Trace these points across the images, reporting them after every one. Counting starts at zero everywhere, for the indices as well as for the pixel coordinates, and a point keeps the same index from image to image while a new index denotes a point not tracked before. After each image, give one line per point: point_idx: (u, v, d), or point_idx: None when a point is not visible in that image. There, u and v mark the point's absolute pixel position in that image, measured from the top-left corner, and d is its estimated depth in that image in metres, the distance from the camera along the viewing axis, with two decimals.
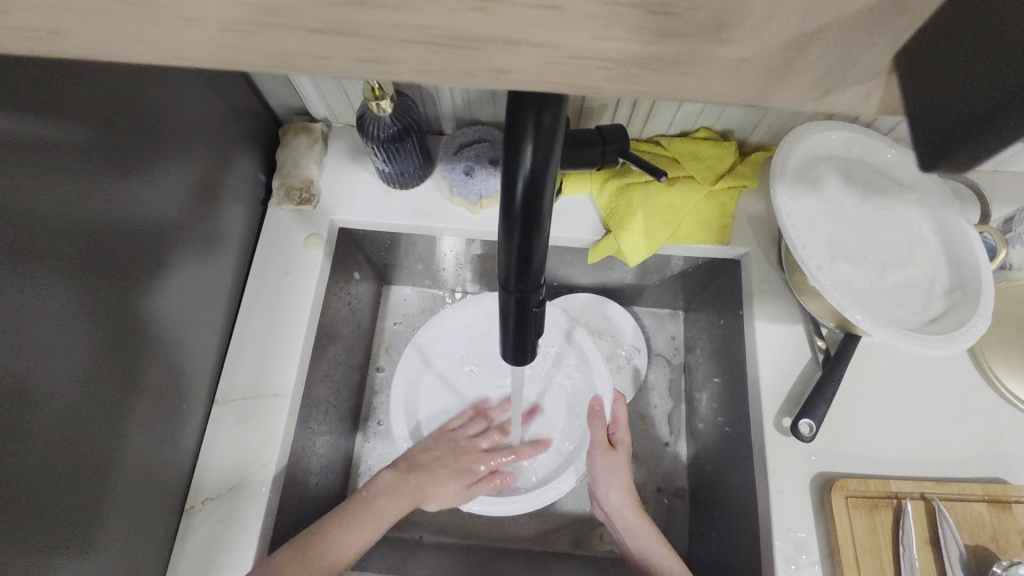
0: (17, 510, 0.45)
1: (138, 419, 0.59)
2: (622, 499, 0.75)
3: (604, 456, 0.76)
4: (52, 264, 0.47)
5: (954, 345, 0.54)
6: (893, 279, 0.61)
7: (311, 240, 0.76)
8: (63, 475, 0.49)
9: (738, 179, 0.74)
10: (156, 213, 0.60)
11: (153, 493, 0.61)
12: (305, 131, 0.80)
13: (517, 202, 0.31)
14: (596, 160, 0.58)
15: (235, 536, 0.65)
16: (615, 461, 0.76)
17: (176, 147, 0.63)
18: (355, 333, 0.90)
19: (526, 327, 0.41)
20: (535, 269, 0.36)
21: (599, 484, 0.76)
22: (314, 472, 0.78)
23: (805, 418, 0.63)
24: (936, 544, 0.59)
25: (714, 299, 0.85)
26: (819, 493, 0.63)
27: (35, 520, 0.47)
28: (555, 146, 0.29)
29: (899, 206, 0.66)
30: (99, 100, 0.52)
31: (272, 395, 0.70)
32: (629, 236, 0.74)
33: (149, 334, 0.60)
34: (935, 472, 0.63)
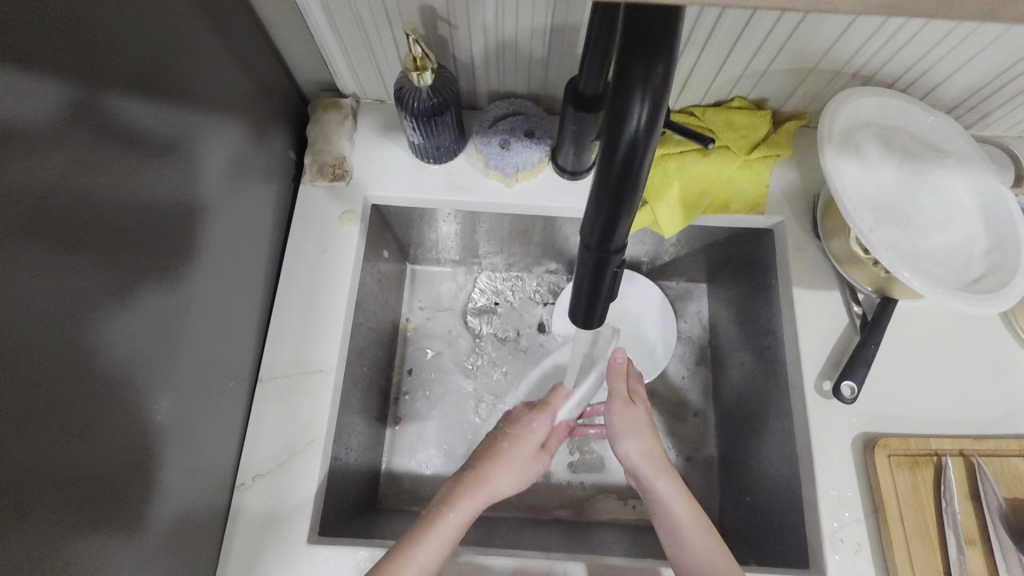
0: (71, 496, 0.44)
1: (180, 400, 0.58)
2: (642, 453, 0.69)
3: (623, 409, 0.73)
4: (98, 236, 0.46)
5: (1000, 303, 0.56)
6: (937, 243, 0.62)
7: (346, 216, 0.76)
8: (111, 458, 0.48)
9: (772, 148, 0.75)
10: (189, 192, 0.59)
11: (203, 467, 0.62)
12: (335, 107, 0.79)
13: (618, 158, 0.33)
14: None
15: (287, 510, 0.65)
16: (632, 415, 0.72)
17: (208, 120, 0.63)
18: (384, 311, 0.90)
19: (600, 291, 0.41)
20: (622, 228, 0.37)
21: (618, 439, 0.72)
22: (353, 449, 0.79)
23: (846, 380, 0.65)
24: (976, 498, 0.61)
25: (743, 269, 0.86)
26: (860, 452, 0.65)
27: (88, 504, 0.46)
28: (660, 105, 0.31)
29: (936, 170, 0.67)
30: (139, 67, 0.51)
31: (318, 371, 0.70)
32: (664, 206, 0.75)
33: (190, 309, 0.59)
34: (972, 429, 0.65)
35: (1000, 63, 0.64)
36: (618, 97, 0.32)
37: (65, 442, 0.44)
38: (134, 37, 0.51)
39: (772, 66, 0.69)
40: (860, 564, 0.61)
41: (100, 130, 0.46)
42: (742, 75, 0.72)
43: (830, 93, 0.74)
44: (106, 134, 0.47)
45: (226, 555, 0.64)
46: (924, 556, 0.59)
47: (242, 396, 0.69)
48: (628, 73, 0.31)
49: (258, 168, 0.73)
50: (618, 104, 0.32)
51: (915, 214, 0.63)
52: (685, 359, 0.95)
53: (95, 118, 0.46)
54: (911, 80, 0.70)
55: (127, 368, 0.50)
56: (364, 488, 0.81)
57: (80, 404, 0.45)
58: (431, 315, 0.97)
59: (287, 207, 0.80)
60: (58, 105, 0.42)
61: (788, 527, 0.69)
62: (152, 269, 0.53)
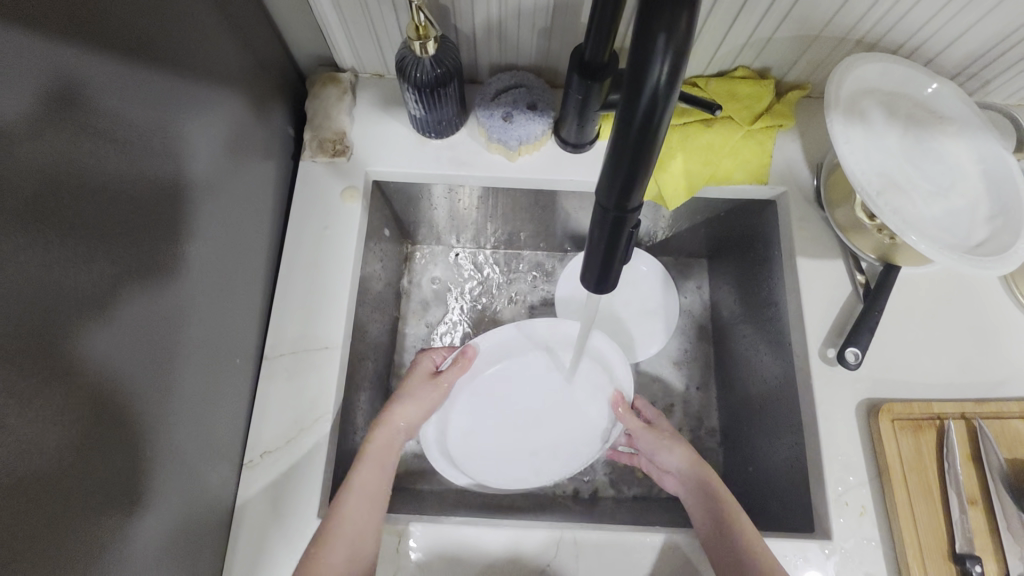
0: (78, 473, 0.44)
1: (184, 378, 0.57)
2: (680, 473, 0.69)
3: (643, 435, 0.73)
4: (94, 209, 0.45)
5: (1005, 265, 0.57)
6: (941, 208, 0.62)
7: (348, 193, 0.76)
8: (115, 436, 0.48)
9: (775, 118, 0.74)
10: (187, 167, 0.58)
11: (210, 445, 0.61)
12: (334, 82, 0.78)
13: (638, 113, 0.32)
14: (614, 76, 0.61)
15: (297, 486, 0.65)
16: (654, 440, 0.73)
17: (206, 93, 0.61)
18: (386, 291, 0.89)
19: (613, 253, 0.41)
20: (638, 187, 0.36)
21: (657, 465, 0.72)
22: (359, 427, 0.79)
23: (851, 346, 0.66)
24: (977, 460, 0.62)
25: (744, 242, 0.86)
26: (864, 418, 0.66)
27: (95, 482, 0.46)
28: (683, 58, 0.31)
29: (940, 137, 0.67)
30: (135, 35, 0.50)
31: (324, 348, 0.70)
32: (669, 179, 0.75)
33: (192, 286, 0.59)
34: (973, 392, 0.66)
35: (1003, 28, 0.64)
36: (640, 50, 0.31)
37: (69, 421, 0.43)
38: (125, 4, 0.49)
39: (777, 33, 0.69)
40: (864, 526, 0.62)
41: (90, 101, 0.45)
42: (746, 43, 0.71)
43: (833, 62, 0.74)
44: (97, 106, 0.45)
45: (236, 532, 0.64)
46: (928, 517, 0.60)
47: (248, 375, 0.69)
48: (651, 26, 0.31)
49: (257, 144, 0.72)
50: (639, 57, 0.31)
51: (919, 180, 0.63)
52: (687, 333, 0.96)
53: (85, 89, 0.44)
54: (914, 48, 0.70)
55: (128, 346, 0.49)
56: None
57: (81, 381, 0.44)
58: (432, 295, 0.97)
59: (286, 184, 0.79)
60: (52, 71, 0.41)
61: (793, 493, 0.70)
62: (151, 246, 0.52)
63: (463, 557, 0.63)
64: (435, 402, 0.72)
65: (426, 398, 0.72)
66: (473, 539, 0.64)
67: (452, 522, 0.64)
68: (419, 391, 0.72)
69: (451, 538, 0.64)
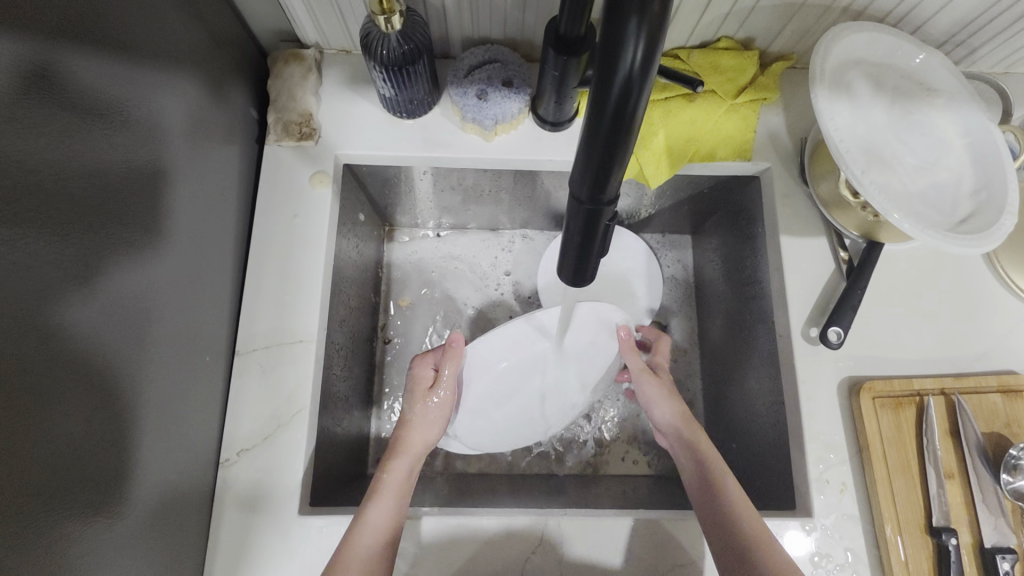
0: (37, 491, 0.42)
1: (152, 379, 0.55)
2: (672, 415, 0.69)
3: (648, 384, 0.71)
4: (33, 208, 0.42)
5: (990, 241, 0.56)
6: (924, 183, 0.61)
7: (317, 178, 0.72)
8: (77, 444, 0.46)
9: (759, 91, 0.72)
10: (141, 155, 0.54)
11: (183, 448, 0.59)
12: (296, 59, 0.74)
13: (611, 100, 0.30)
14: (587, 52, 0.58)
15: (275, 484, 0.64)
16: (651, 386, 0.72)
17: (160, 77, 0.57)
18: (364, 278, 0.87)
19: (591, 244, 0.39)
20: (614, 179, 0.34)
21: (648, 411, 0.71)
22: (339, 419, 0.77)
23: (833, 326, 0.65)
24: (956, 435, 0.63)
25: (729, 218, 0.85)
26: (845, 396, 0.66)
27: (56, 498, 0.44)
28: (658, 39, 0.29)
29: (927, 110, 0.65)
30: (74, 17, 0.46)
31: (299, 341, 0.68)
32: (650, 157, 0.72)
33: (156, 283, 0.56)
34: (953, 367, 0.66)
35: None
36: (611, 31, 0.28)
37: (26, 437, 0.41)
38: None
39: (761, 2, 0.66)
40: (844, 502, 0.63)
41: (23, 92, 0.41)
42: (730, 13, 0.68)
43: (818, 32, 0.71)
44: (31, 96, 0.41)
45: (214, 532, 0.62)
46: (905, 491, 0.61)
47: (219, 372, 0.66)
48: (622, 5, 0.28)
49: (217, 130, 0.68)
50: (610, 39, 0.29)
51: (908, 155, 0.62)
52: (670, 312, 0.96)
53: (17, 79, 0.40)
54: (903, 15, 0.68)
55: (88, 356, 0.47)
56: (351, 456, 0.80)
57: (34, 396, 0.41)
58: (413, 280, 0.95)
59: (251, 170, 0.75)
60: None
61: (774, 470, 0.71)
62: (108, 241, 0.49)
63: (449, 548, 0.63)
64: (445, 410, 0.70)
65: (438, 410, 0.70)
66: (454, 529, 0.63)
67: (447, 514, 0.64)
68: (423, 404, 0.69)
69: (438, 529, 0.63)
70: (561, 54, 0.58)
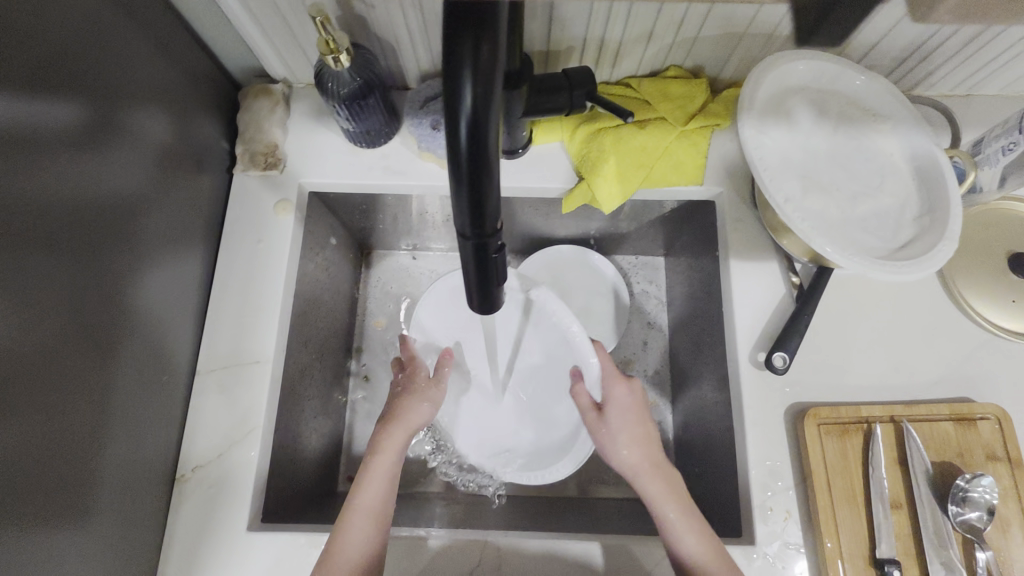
0: (4, 497, 0.45)
1: (116, 395, 0.59)
2: (638, 455, 0.65)
3: (598, 424, 0.69)
4: (7, 236, 0.46)
5: (925, 269, 0.55)
6: (864, 210, 0.61)
7: (280, 206, 0.76)
8: (41, 453, 0.49)
9: (710, 118, 0.73)
10: (112, 185, 0.59)
11: (141, 463, 0.62)
12: (266, 93, 0.77)
13: (462, 147, 0.32)
14: (563, 104, 0.65)
15: (228, 499, 0.66)
16: (614, 422, 0.68)
17: (138, 115, 0.62)
18: (336, 300, 0.90)
19: (488, 275, 0.41)
20: (490, 213, 0.36)
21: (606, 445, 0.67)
22: (304, 436, 0.80)
23: (779, 351, 0.65)
24: (904, 463, 0.61)
25: (692, 240, 0.86)
26: (793, 422, 0.65)
27: (22, 503, 0.47)
28: (494, 86, 0.31)
29: (871, 135, 0.65)
30: (56, 65, 0.51)
31: (254, 362, 0.71)
32: (602, 183, 0.73)
33: (126, 303, 0.60)
34: (905, 395, 0.65)
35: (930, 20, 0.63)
36: (450, 83, 0.30)
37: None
38: (41, 32, 0.50)
39: (702, 32, 0.67)
40: (789, 530, 0.62)
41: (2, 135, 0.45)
42: (674, 42, 0.69)
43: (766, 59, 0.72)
44: (11, 138, 0.46)
45: (169, 545, 0.65)
46: (850, 521, 0.60)
47: (179, 391, 0.69)
48: (455, 61, 0.30)
49: (189, 160, 0.72)
50: (449, 91, 0.31)
51: (847, 180, 0.62)
52: (640, 333, 0.97)
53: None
54: (847, 42, 0.69)
55: (54, 371, 0.51)
56: (317, 472, 0.82)
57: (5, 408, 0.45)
58: (388, 303, 0.98)
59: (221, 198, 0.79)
60: None
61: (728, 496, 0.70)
62: (78, 264, 0.54)
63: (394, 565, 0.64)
64: (435, 397, 0.74)
65: (433, 395, 0.73)
66: (398, 546, 0.65)
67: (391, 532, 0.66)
68: (414, 392, 0.73)
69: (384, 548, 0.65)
70: (530, 103, 0.64)
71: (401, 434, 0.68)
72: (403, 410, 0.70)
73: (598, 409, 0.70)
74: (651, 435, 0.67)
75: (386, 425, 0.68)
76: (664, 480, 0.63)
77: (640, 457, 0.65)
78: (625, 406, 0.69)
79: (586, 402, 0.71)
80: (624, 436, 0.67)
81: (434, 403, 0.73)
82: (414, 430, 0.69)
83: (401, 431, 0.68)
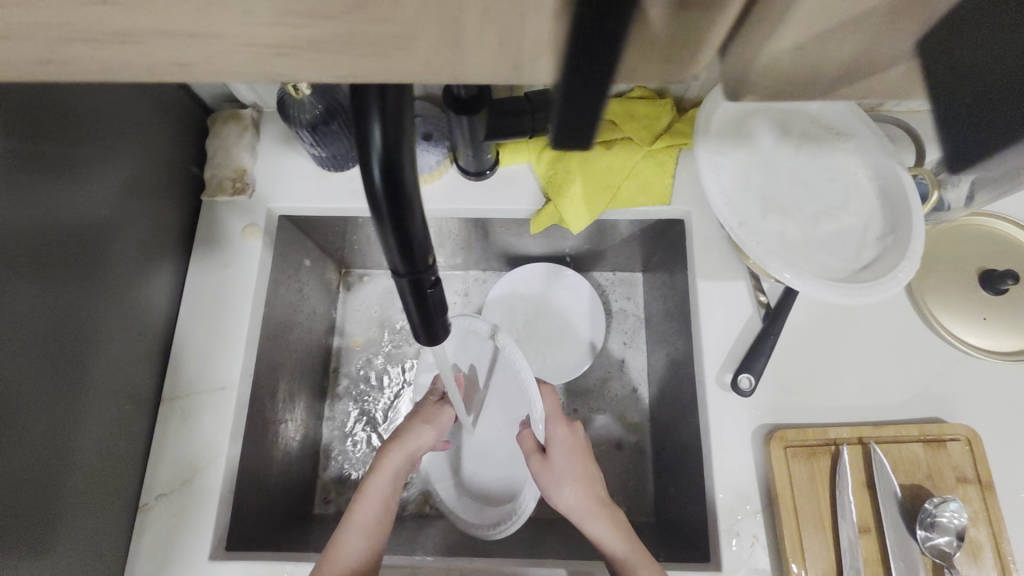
0: None
1: (81, 425, 0.59)
2: (582, 497, 0.63)
3: (542, 466, 0.66)
4: None
5: (883, 291, 0.55)
6: (825, 231, 0.61)
7: (249, 231, 0.76)
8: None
9: (676, 138, 0.73)
10: (75, 215, 0.59)
11: (105, 492, 0.62)
12: (234, 119, 0.78)
13: (378, 187, 0.31)
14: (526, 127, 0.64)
15: (192, 527, 0.66)
16: (556, 466, 0.65)
17: (106, 145, 0.63)
18: (312, 321, 0.90)
19: (428, 309, 0.41)
20: (421, 249, 0.36)
21: (548, 488, 0.65)
22: (276, 460, 0.79)
23: (745, 372, 0.65)
24: (872, 486, 0.60)
25: (666, 258, 0.85)
26: (760, 445, 0.64)
27: None
28: (403, 124, 0.31)
29: (834, 153, 0.64)
30: (12, 99, 0.52)
31: (219, 389, 0.71)
32: (569, 204, 0.73)
33: (90, 333, 0.61)
34: (874, 416, 0.65)
35: None
36: (359, 126, 0.30)
37: None
38: None
39: None
40: (756, 556, 0.61)
41: None
42: None
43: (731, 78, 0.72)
44: None
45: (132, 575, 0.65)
46: (817, 547, 0.59)
47: (145, 418, 0.69)
48: (357, 105, 0.30)
49: (160, 187, 0.72)
50: (360, 133, 0.31)
51: (808, 200, 0.62)
52: (619, 350, 0.96)
53: None
54: None
55: (8, 403, 0.51)
56: (290, 496, 0.82)
57: None
58: (366, 322, 0.98)
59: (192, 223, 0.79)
60: None
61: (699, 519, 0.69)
62: (34, 295, 0.54)
63: None
64: (447, 423, 0.72)
65: (441, 420, 0.71)
66: None
67: None
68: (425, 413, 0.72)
69: None
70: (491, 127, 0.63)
71: (401, 458, 0.66)
72: (405, 434, 0.68)
73: (541, 451, 0.68)
74: (593, 474, 0.65)
75: (386, 445, 0.67)
76: (608, 522, 0.61)
77: (584, 498, 0.63)
78: (565, 448, 0.67)
79: (529, 445, 0.69)
80: (567, 481, 0.64)
81: (443, 426, 0.71)
82: (414, 456, 0.68)
83: (402, 455, 0.67)
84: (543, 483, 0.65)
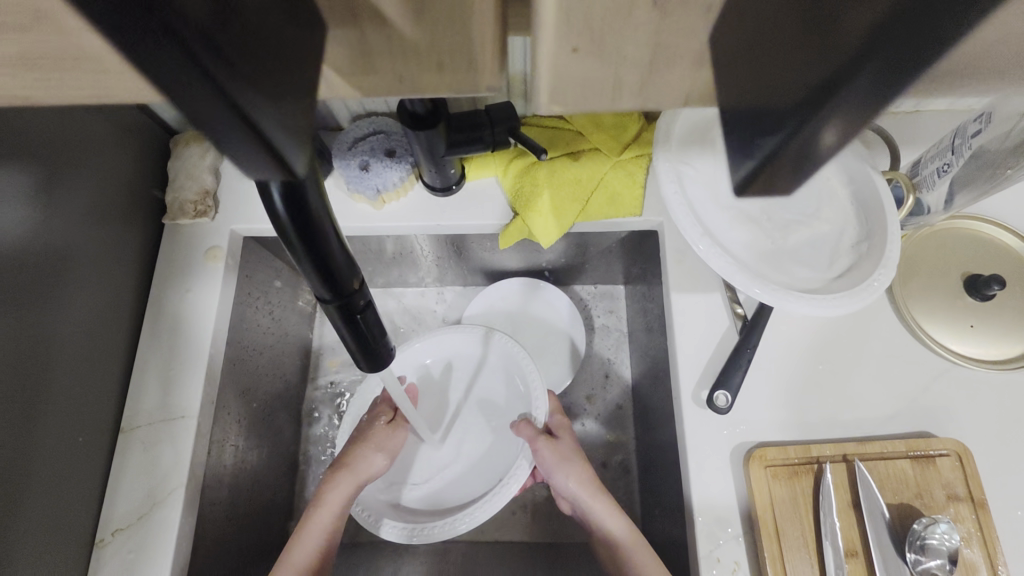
0: None
1: (31, 460, 0.57)
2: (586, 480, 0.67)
3: (553, 448, 0.66)
4: None
5: (857, 300, 0.52)
6: (797, 238, 0.58)
7: (211, 253, 0.75)
8: None
9: (644, 148, 0.71)
10: (29, 243, 0.58)
11: (59, 530, 0.60)
12: (196, 139, 0.76)
13: (283, 218, 0.29)
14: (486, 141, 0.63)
15: (148, 564, 0.63)
16: (564, 448, 0.68)
17: (67, 170, 0.62)
18: (284, 343, 0.87)
19: (364, 333, 0.39)
20: (342, 272, 0.34)
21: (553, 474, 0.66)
22: (243, 490, 0.76)
23: (721, 389, 0.62)
24: (858, 506, 0.57)
25: (644, 270, 0.83)
26: (740, 465, 0.61)
27: None
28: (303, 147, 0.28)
29: None
30: None
31: (180, 418, 0.68)
32: (537, 218, 0.71)
33: (46, 364, 0.59)
34: (858, 432, 0.62)
35: None
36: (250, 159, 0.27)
37: None
38: None
39: None
40: None
41: None
42: None
43: None
44: None
45: None
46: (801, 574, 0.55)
47: (102, 451, 0.66)
48: None
49: (123, 212, 0.71)
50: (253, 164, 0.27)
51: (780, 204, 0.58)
52: (602, 365, 0.93)
53: None
54: None
55: None
56: (259, 527, 0.79)
57: None
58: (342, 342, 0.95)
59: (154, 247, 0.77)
60: None
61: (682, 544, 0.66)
62: None
63: None
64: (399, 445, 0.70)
65: (393, 445, 0.69)
66: None
67: None
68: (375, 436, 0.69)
69: None
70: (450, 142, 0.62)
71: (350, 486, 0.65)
72: (353, 458, 0.67)
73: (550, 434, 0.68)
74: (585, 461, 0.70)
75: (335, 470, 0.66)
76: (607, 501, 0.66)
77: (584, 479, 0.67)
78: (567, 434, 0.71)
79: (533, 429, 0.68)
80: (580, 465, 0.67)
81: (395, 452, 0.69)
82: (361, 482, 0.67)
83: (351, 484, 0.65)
84: (546, 461, 0.66)
